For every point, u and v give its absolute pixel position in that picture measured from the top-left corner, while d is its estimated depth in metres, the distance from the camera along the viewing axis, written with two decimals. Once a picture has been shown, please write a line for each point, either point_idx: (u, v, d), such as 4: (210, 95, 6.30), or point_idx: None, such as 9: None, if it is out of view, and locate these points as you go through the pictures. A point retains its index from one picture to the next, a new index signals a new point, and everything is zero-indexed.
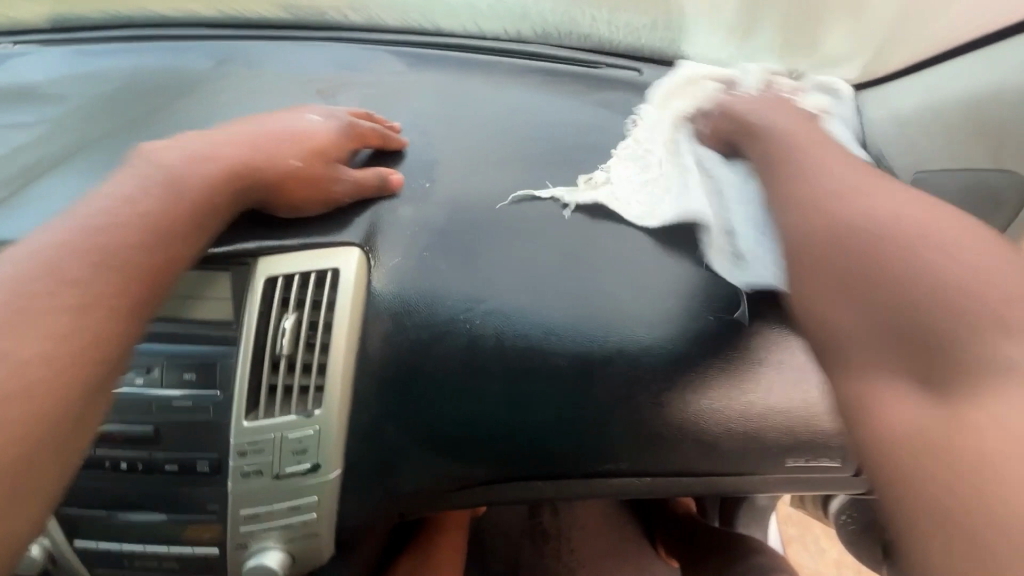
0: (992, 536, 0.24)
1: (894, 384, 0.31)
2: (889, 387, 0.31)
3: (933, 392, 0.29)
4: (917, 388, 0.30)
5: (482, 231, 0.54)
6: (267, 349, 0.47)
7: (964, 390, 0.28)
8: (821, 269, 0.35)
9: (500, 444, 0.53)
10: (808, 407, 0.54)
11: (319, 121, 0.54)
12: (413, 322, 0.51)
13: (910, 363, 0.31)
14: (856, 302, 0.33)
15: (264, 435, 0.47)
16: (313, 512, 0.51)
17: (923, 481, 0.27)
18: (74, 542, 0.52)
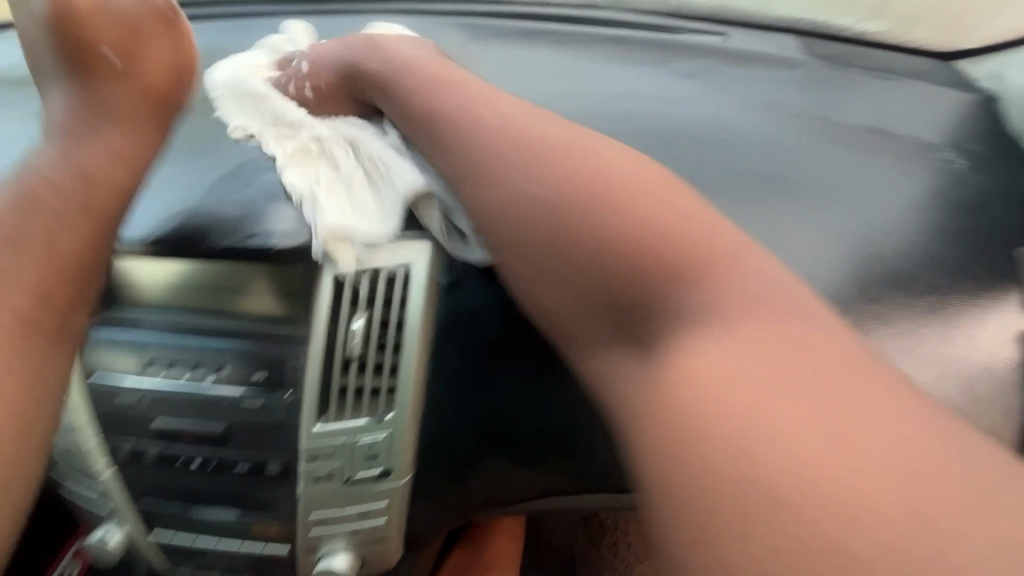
0: (752, 525, 0.26)
1: (623, 357, 0.35)
2: (615, 358, 0.35)
3: (639, 346, 0.34)
4: (634, 351, 0.34)
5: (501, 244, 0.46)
6: (338, 349, 0.44)
7: (665, 341, 0.33)
8: (509, 228, 0.39)
9: (578, 455, 0.49)
10: None
11: (121, 56, 0.53)
12: (490, 321, 0.47)
13: (609, 324, 0.36)
14: (563, 283, 0.37)
15: (335, 438, 0.45)
16: (383, 518, 0.49)
17: (708, 458, 0.28)
18: (149, 534, 0.52)
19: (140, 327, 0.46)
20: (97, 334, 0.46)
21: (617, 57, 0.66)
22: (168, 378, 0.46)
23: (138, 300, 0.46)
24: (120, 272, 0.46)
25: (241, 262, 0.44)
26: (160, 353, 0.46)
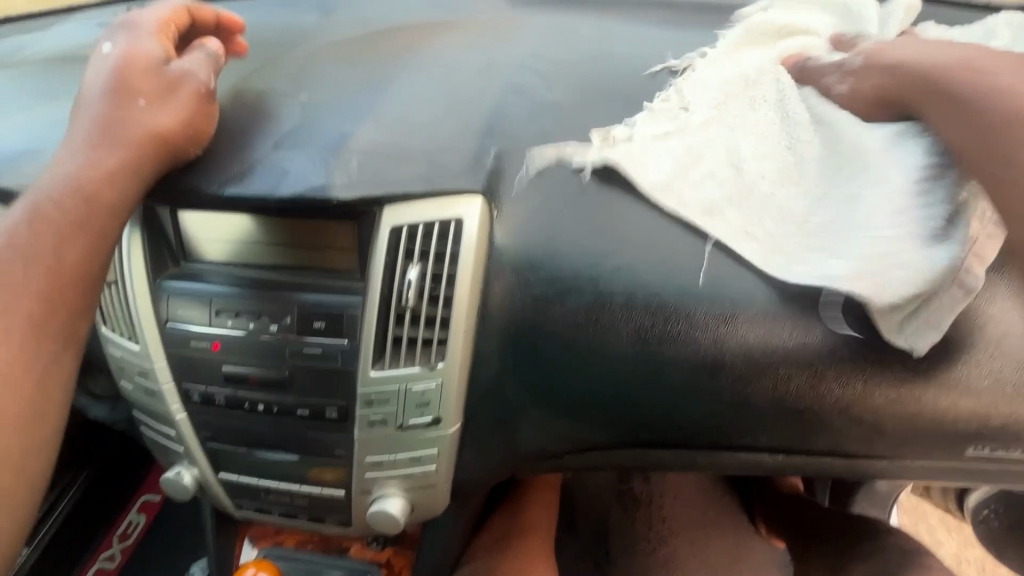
0: None
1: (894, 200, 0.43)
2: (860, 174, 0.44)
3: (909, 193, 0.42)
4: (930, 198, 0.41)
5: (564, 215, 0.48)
6: (392, 301, 0.46)
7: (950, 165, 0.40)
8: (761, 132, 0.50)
9: (622, 410, 0.50)
10: (996, 385, 0.46)
11: (146, 100, 0.44)
12: (536, 276, 0.48)
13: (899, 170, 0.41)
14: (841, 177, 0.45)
15: (389, 386, 0.47)
16: (433, 465, 0.52)
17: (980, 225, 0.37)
18: (217, 475, 0.56)
19: (209, 279, 0.49)
20: (170, 285, 0.49)
21: (662, 19, 0.64)
22: (235, 327, 0.49)
23: (207, 254, 0.50)
24: (188, 228, 0.49)
25: (297, 218, 0.46)
26: (227, 304, 0.49)
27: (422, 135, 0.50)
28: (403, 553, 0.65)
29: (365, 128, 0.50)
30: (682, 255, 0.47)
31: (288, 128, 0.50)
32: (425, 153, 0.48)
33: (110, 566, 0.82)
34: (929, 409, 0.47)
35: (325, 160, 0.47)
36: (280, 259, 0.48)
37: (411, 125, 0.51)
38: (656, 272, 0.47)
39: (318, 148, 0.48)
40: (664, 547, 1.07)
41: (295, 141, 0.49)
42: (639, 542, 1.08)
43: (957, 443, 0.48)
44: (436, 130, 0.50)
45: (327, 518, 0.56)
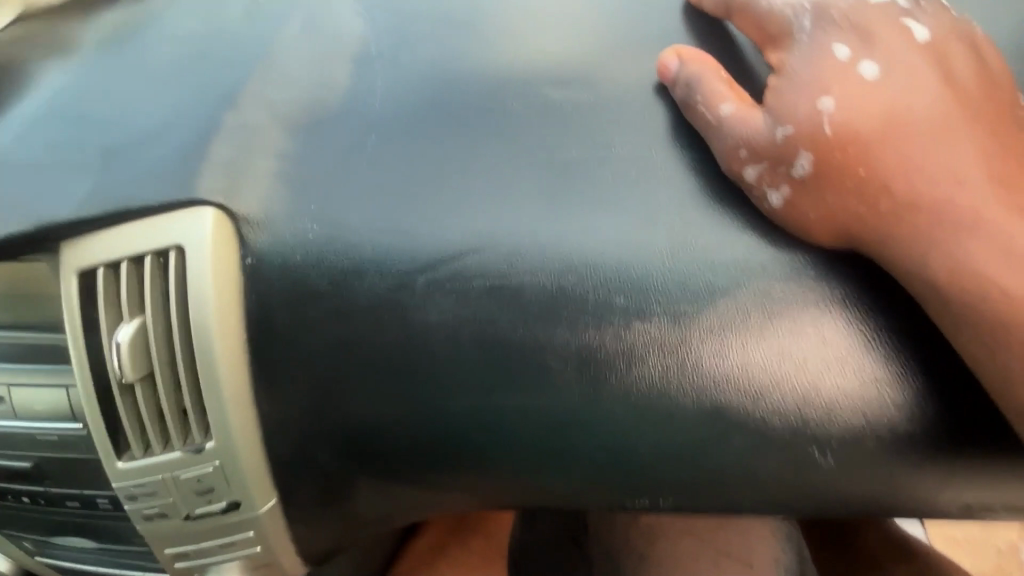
0: None
1: None
2: None
3: None
4: None
5: (356, 180, 0.33)
6: (110, 372, 0.33)
7: None
8: None
9: (475, 474, 0.36)
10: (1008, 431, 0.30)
11: None
12: (319, 314, 0.33)
13: None
14: None
15: (147, 478, 0.35)
16: (254, 548, 0.41)
17: None
18: (34, 561, 0.47)
19: None
20: None
21: None
22: None
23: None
24: None
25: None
26: None
27: (278, 112, 0.34)
28: None
29: (101, 126, 0.34)
30: (521, 261, 0.32)
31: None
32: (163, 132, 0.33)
33: None
34: (913, 458, 0.30)
35: (138, 175, 0.32)
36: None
37: (256, 76, 0.35)
38: (491, 288, 0.32)
39: (81, 162, 0.33)
40: None
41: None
42: None
43: (970, 505, 0.32)
44: (207, 94, 0.34)
45: None
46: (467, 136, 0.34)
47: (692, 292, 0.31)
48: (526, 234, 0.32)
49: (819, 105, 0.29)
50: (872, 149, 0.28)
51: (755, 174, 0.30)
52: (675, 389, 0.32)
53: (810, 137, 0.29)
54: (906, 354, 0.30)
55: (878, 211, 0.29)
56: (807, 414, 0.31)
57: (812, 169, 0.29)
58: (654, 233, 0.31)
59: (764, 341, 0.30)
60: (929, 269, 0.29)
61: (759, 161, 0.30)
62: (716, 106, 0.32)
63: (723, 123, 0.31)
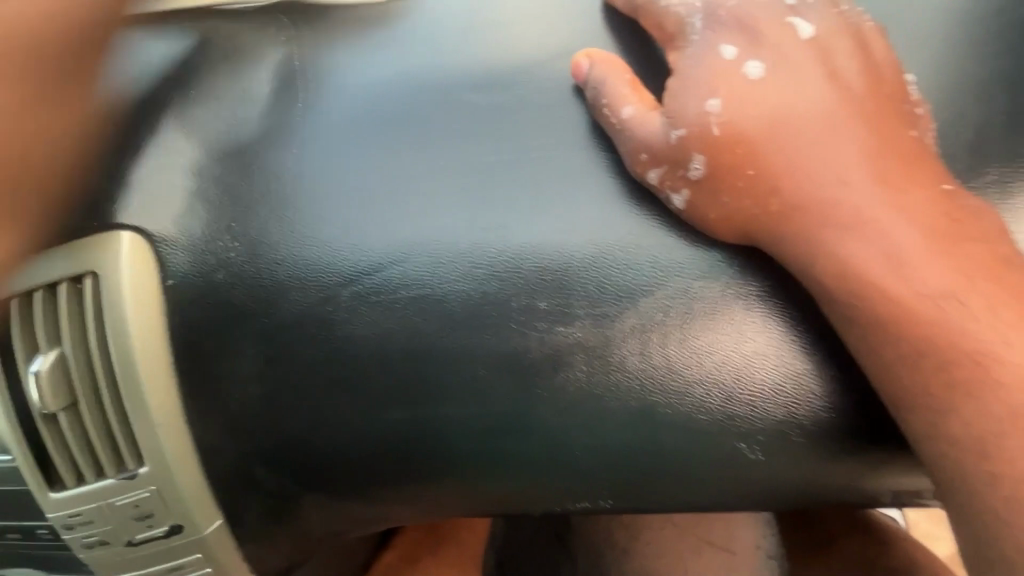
0: None
1: None
2: None
3: None
4: None
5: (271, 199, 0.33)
6: (29, 405, 0.32)
7: None
8: None
9: (417, 485, 0.36)
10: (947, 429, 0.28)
11: None
12: (243, 333, 0.33)
13: None
14: None
15: (82, 507, 0.35)
16: (205, 571, 0.40)
17: None
18: None
19: None
20: None
21: None
22: None
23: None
24: None
25: None
26: None
27: (189, 132, 0.34)
28: None
29: None
30: (440, 274, 0.32)
31: None
32: None
33: None
34: (830, 450, 0.31)
35: None
36: None
37: (172, 94, 0.34)
38: (412, 301, 0.32)
39: None
40: None
41: None
42: None
43: (896, 489, 0.32)
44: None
45: None
46: (383, 149, 0.33)
47: (610, 295, 0.31)
48: (445, 246, 0.32)
49: (706, 106, 0.30)
50: (759, 150, 0.29)
51: (657, 176, 0.31)
52: (598, 392, 0.32)
53: (701, 139, 0.30)
54: (819, 347, 0.30)
55: (777, 205, 0.29)
56: (727, 410, 0.31)
57: (705, 171, 0.30)
58: (572, 237, 0.31)
59: (682, 341, 0.31)
60: (829, 263, 0.29)
61: (659, 165, 0.31)
62: (617, 107, 0.32)
63: (625, 126, 0.31)
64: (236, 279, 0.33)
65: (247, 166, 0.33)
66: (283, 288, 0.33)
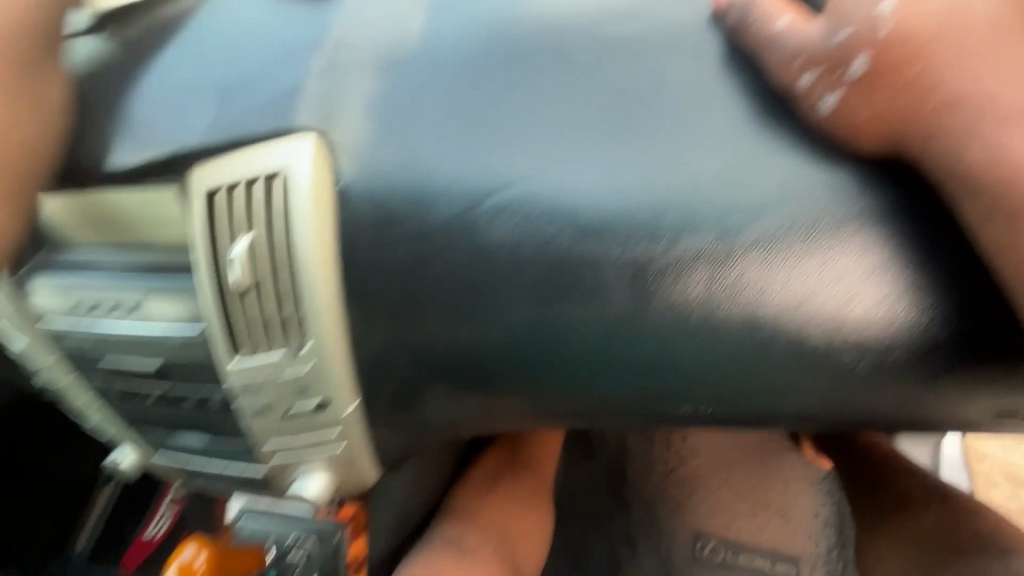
0: None
1: None
2: None
3: None
4: None
5: (431, 113, 0.37)
6: (230, 280, 0.38)
7: None
8: None
9: (534, 381, 0.40)
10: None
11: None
12: (402, 231, 0.38)
13: None
14: None
15: (258, 374, 0.42)
16: (341, 445, 0.47)
17: None
18: (155, 455, 0.55)
19: (76, 271, 0.44)
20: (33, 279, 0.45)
21: None
22: (101, 319, 0.44)
23: (60, 240, 0.45)
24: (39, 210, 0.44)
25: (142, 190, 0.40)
26: (90, 298, 0.44)
27: (362, 54, 0.38)
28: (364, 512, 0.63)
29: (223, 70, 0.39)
30: (580, 184, 0.35)
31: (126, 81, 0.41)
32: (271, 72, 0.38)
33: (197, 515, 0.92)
34: (935, 362, 0.34)
35: (254, 109, 0.38)
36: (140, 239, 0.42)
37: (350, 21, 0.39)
38: (551, 208, 0.36)
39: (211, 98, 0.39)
40: (684, 469, 1.02)
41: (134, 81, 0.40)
42: (656, 466, 1.03)
43: (1003, 404, 0.35)
44: (291, 39, 0.39)
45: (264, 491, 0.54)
46: (531, 72, 0.37)
47: (739, 209, 0.34)
48: (586, 160, 0.35)
49: (878, 7, 0.32)
50: (923, 50, 0.31)
51: (809, 81, 0.33)
52: (719, 299, 0.35)
53: (867, 40, 0.32)
54: (933, 264, 0.33)
55: (930, 104, 0.31)
56: (842, 321, 0.34)
57: (865, 70, 0.32)
58: (707, 155, 0.34)
59: (806, 256, 0.33)
60: (965, 166, 0.31)
61: (815, 67, 0.33)
62: (775, 18, 0.35)
63: (783, 33, 0.35)
64: (398, 183, 0.37)
65: (410, 84, 0.37)
66: (438, 192, 0.37)
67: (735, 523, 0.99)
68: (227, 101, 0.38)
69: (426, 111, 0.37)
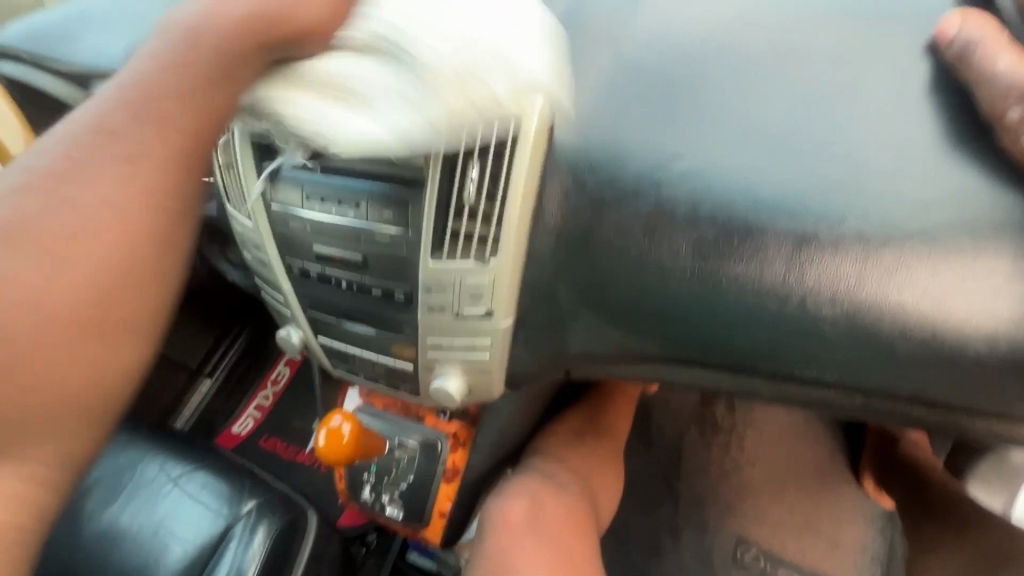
0: None
1: None
2: None
3: None
4: None
5: (640, 86, 0.45)
6: (453, 194, 0.48)
7: None
8: None
9: (673, 324, 0.47)
10: None
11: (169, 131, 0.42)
12: (594, 178, 0.45)
13: None
14: None
15: (446, 277, 0.51)
16: (486, 353, 0.55)
17: None
18: (317, 339, 0.66)
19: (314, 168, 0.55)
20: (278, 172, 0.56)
21: None
22: (323, 212, 0.55)
23: None
24: None
25: None
26: (317, 193, 0.55)
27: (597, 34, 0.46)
28: (468, 428, 0.72)
29: None
30: (762, 161, 0.42)
31: None
32: None
33: (266, 403, 1.21)
34: None
35: None
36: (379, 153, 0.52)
37: None
38: (730, 177, 0.42)
39: None
40: (739, 474, 1.06)
41: None
42: (711, 467, 1.07)
43: None
44: None
45: (401, 386, 0.64)
46: (732, 66, 0.43)
47: (902, 204, 0.39)
48: (770, 143, 0.42)
49: None
50: None
51: (1010, 112, 0.36)
52: (865, 279, 0.40)
53: None
54: None
55: None
56: (977, 316, 0.38)
57: None
58: (883, 155, 0.39)
59: (959, 253, 0.38)
60: None
61: (1018, 102, 0.36)
62: (992, 56, 0.37)
63: (994, 70, 0.37)
64: (602, 134, 0.45)
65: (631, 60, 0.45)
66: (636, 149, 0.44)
67: (779, 537, 1.02)
68: None
69: (638, 84, 0.45)
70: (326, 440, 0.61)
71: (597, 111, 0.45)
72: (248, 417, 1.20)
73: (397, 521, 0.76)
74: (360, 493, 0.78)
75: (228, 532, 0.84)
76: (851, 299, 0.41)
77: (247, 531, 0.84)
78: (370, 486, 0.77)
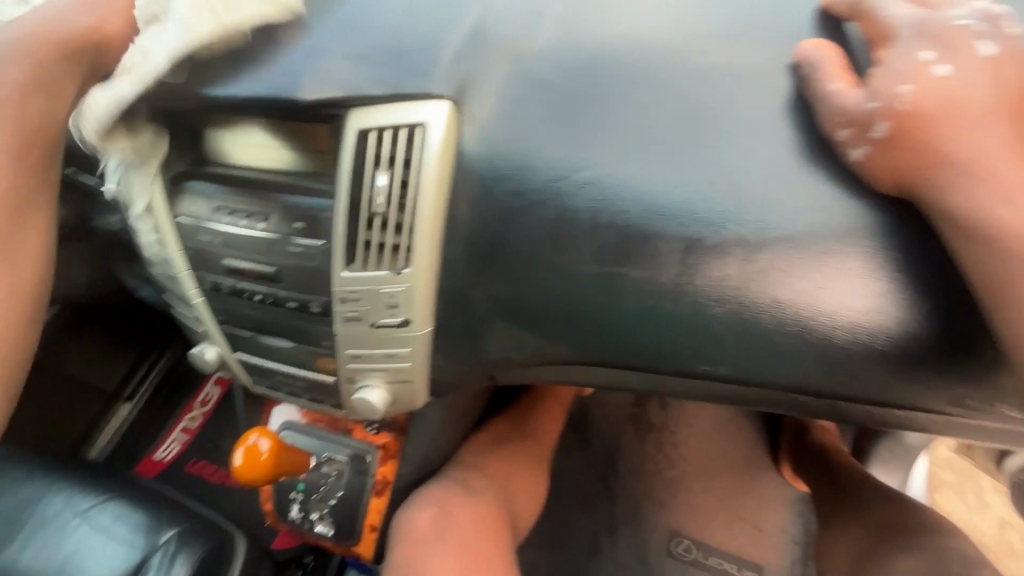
0: None
1: None
2: None
3: None
4: None
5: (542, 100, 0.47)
6: (365, 204, 0.48)
7: None
8: None
9: (582, 327, 0.49)
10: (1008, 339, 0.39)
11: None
12: (500, 188, 0.47)
13: None
14: None
15: (361, 287, 0.51)
16: (406, 362, 0.56)
17: None
18: (234, 355, 0.64)
19: (222, 180, 0.54)
20: (186, 185, 0.55)
21: None
22: (233, 224, 0.54)
23: (214, 156, 0.54)
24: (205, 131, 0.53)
25: (295, 121, 0.49)
26: (226, 206, 0.54)
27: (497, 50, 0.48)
28: (397, 439, 0.71)
29: (378, 38, 0.49)
30: (654, 172, 0.45)
31: (297, 43, 0.50)
32: (419, 46, 0.48)
33: (194, 425, 1.14)
34: (907, 354, 0.42)
35: (400, 75, 0.47)
36: (289, 165, 0.52)
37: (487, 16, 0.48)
38: (625, 187, 0.45)
39: (365, 59, 0.48)
40: (671, 469, 1.11)
41: (313, 48, 0.49)
42: (645, 464, 1.11)
43: (957, 395, 0.43)
44: (436, 23, 0.48)
45: (324, 399, 0.63)
46: (625, 82, 0.46)
47: (775, 210, 0.43)
48: (660, 155, 0.45)
49: (897, 91, 0.40)
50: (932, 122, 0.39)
51: (846, 134, 0.41)
52: (747, 279, 0.44)
53: (891, 112, 0.39)
54: (922, 279, 0.41)
55: (922, 174, 0.39)
56: (840, 310, 0.42)
57: (887, 132, 0.40)
58: (757, 166, 0.43)
59: (821, 254, 0.42)
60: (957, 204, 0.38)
61: (850, 126, 0.41)
62: (828, 82, 0.42)
63: (832, 94, 0.42)
64: (507, 146, 0.47)
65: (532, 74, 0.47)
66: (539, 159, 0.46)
67: (709, 527, 1.07)
68: (384, 63, 0.48)
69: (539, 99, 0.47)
70: (243, 458, 0.59)
71: (502, 124, 0.47)
72: (172, 441, 1.12)
73: (327, 539, 0.74)
74: (288, 513, 0.75)
75: (144, 565, 0.79)
76: (735, 298, 0.44)
77: (165, 562, 0.79)
78: (297, 504, 0.75)
